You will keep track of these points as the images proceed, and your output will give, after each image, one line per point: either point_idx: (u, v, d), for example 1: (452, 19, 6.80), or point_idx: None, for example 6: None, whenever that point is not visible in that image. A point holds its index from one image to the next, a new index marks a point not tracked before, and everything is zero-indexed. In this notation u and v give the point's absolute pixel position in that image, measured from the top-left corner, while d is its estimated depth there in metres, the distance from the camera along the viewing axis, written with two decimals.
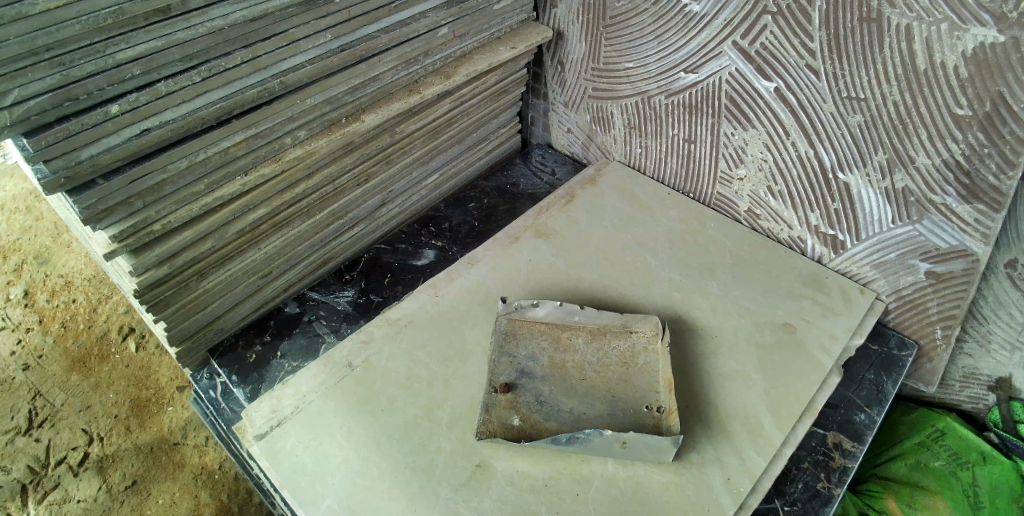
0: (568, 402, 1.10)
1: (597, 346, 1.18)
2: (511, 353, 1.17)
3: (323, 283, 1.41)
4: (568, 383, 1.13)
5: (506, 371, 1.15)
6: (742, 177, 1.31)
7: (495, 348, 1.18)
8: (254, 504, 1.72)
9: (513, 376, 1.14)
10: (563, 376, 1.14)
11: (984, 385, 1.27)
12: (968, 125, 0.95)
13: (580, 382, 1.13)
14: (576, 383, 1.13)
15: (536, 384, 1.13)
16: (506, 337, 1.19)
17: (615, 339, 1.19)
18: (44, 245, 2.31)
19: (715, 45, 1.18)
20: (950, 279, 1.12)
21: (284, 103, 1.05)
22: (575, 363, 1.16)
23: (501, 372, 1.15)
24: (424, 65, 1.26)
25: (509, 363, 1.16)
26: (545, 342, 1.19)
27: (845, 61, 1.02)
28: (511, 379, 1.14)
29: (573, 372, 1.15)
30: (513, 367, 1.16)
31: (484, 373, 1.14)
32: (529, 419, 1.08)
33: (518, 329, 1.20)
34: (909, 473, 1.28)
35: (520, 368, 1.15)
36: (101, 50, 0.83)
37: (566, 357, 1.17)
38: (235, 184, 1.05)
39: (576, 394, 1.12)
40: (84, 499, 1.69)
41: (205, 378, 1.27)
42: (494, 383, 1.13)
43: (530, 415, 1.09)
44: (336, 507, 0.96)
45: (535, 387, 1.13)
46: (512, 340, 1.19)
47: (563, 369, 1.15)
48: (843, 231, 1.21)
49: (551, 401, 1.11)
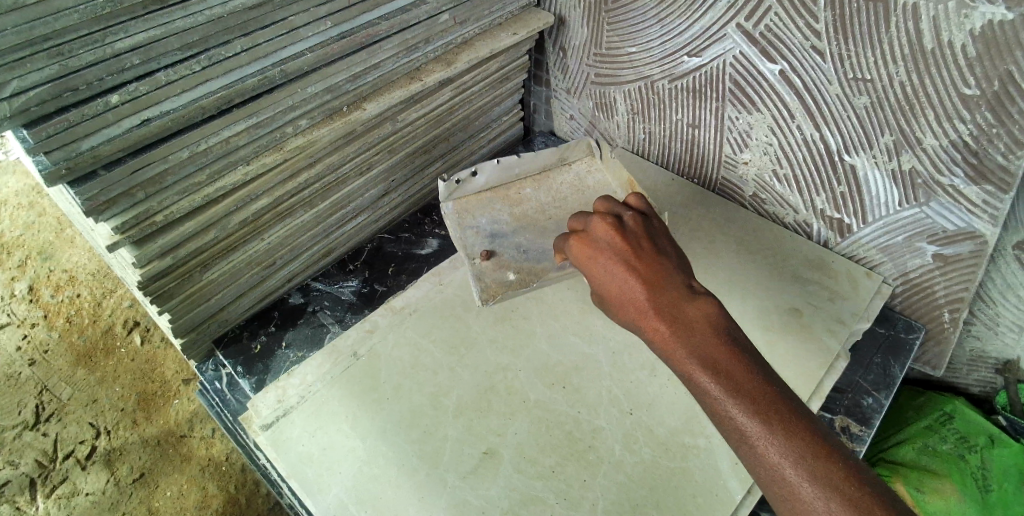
0: (545, 240, 1.21)
1: (546, 189, 1.28)
2: (473, 225, 1.22)
3: (327, 273, 1.41)
4: (537, 227, 1.23)
5: (476, 242, 1.20)
6: (747, 161, 1.30)
7: (457, 228, 1.21)
8: (262, 494, 1.73)
9: (485, 244, 1.20)
10: (528, 224, 1.23)
11: (991, 368, 1.27)
12: (976, 105, 0.93)
13: (548, 222, 1.24)
14: (545, 224, 1.23)
15: (511, 239, 1.21)
16: (460, 216, 1.23)
17: (560, 176, 1.30)
18: (47, 241, 2.31)
19: (718, 28, 1.17)
20: (957, 262, 1.11)
21: (284, 93, 1.04)
22: (534, 209, 1.25)
23: (473, 244, 1.20)
24: (424, 52, 1.24)
25: (476, 235, 1.21)
26: (498, 205, 1.25)
27: (851, 42, 1.01)
28: (486, 246, 1.20)
29: (540, 217, 1.24)
30: (480, 237, 1.21)
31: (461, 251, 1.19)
32: (523, 270, 1.18)
33: (467, 205, 1.24)
34: (917, 457, 1.26)
35: (488, 235, 1.21)
36: (100, 39, 0.83)
37: (524, 208, 1.25)
38: (236, 174, 1.05)
39: (551, 232, 1.22)
40: (93, 492, 1.71)
41: (211, 370, 1.28)
42: (474, 254, 1.19)
43: (521, 266, 1.18)
44: (343, 496, 0.97)
45: (512, 241, 1.21)
46: (467, 216, 1.23)
47: (527, 219, 1.24)
48: (850, 214, 1.20)
49: (531, 248, 1.20)
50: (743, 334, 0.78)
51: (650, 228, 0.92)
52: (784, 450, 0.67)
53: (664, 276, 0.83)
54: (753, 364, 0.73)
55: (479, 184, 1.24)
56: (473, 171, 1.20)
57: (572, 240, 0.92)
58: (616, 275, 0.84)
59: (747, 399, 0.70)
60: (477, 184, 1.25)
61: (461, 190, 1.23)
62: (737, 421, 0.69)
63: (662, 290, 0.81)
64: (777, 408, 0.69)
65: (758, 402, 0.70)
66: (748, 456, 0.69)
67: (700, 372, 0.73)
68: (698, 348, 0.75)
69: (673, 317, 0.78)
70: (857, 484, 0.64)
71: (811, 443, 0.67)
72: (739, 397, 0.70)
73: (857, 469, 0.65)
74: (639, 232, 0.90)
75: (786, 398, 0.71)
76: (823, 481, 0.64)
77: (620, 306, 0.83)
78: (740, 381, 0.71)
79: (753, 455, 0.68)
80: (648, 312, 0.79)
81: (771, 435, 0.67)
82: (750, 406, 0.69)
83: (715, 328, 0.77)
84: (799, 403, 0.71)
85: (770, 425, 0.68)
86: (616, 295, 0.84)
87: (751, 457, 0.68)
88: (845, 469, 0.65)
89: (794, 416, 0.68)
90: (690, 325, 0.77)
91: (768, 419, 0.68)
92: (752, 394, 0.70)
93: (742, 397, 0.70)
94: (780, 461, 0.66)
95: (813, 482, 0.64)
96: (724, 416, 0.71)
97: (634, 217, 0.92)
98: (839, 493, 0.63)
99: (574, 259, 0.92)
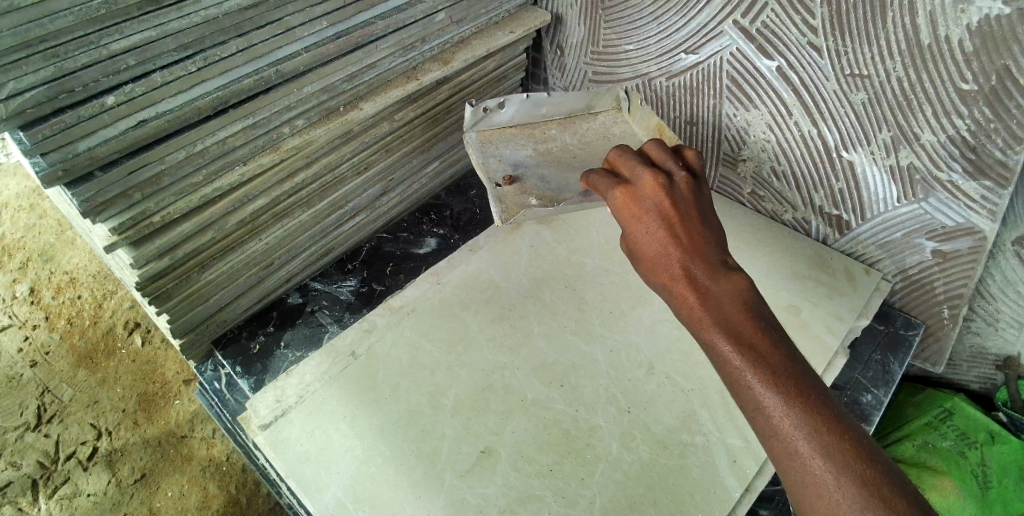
0: (568, 174, 1.24)
1: (572, 132, 1.31)
2: (495, 154, 1.27)
3: (325, 273, 1.42)
4: (560, 163, 1.26)
5: (498, 168, 1.25)
6: (746, 158, 1.30)
7: (480, 154, 1.27)
8: (263, 494, 1.75)
9: (508, 170, 1.25)
10: (552, 158, 1.27)
11: (991, 364, 1.27)
12: (973, 100, 0.93)
13: (573, 160, 1.26)
14: (569, 161, 1.26)
15: (535, 170, 1.25)
16: (483, 145, 1.28)
17: (585, 123, 1.33)
18: (48, 243, 2.29)
19: (715, 25, 1.16)
20: (956, 258, 1.11)
21: (280, 93, 1.04)
22: (558, 147, 1.29)
23: (495, 170, 1.24)
24: (421, 52, 1.23)
25: (499, 162, 1.26)
26: (522, 140, 1.30)
27: (848, 37, 1.01)
28: (509, 173, 1.24)
29: (563, 155, 1.27)
30: (503, 164, 1.26)
31: (484, 176, 1.23)
32: (546, 197, 1.20)
33: (490, 136, 1.30)
34: (915, 454, 1.26)
35: (511, 163, 1.26)
36: (95, 41, 0.83)
37: (549, 145, 1.29)
38: (233, 174, 1.04)
39: (575, 169, 1.25)
40: (94, 493, 1.72)
41: (209, 370, 1.28)
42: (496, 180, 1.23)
43: (544, 194, 1.20)
44: (340, 496, 0.97)
45: (535, 172, 1.25)
46: (490, 145, 1.29)
47: (551, 154, 1.28)
48: (848, 211, 1.20)
49: (555, 179, 1.23)
50: (771, 312, 0.78)
51: (698, 190, 0.90)
52: (798, 422, 0.68)
53: (702, 244, 0.82)
54: (778, 340, 0.74)
55: (506, 119, 1.31)
56: (500, 102, 1.27)
57: (617, 189, 0.90)
58: (656, 237, 0.83)
59: (768, 370, 0.71)
60: (504, 119, 1.31)
61: (486, 121, 1.29)
62: (756, 391, 0.70)
63: (698, 258, 0.81)
64: (797, 384, 0.70)
65: (778, 376, 0.71)
66: (762, 425, 0.70)
67: (723, 341, 0.74)
68: (726, 318, 0.75)
69: (705, 287, 0.78)
70: (865, 462, 0.65)
71: (826, 418, 0.68)
72: (761, 369, 0.71)
73: (868, 449, 0.66)
74: (685, 193, 0.88)
75: (807, 375, 0.71)
76: (833, 456, 0.65)
77: (654, 268, 0.83)
78: (764, 353, 0.72)
79: (767, 425, 0.69)
80: (680, 278, 0.79)
81: (788, 406, 0.68)
82: (770, 377, 0.70)
83: (745, 303, 0.77)
84: (819, 381, 0.72)
85: (787, 397, 0.69)
86: (652, 257, 0.83)
87: (765, 426, 0.69)
88: (857, 447, 0.66)
89: (812, 392, 0.69)
90: (720, 296, 0.77)
91: (786, 392, 0.69)
92: (774, 368, 0.71)
93: (764, 369, 0.71)
94: (794, 432, 0.67)
95: (824, 455, 0.65)
96: (742, 384, 0.72)
97: (684, 176, 0.89)
98: (847, 468, 0.64)
99: (614, 209, 0.90)
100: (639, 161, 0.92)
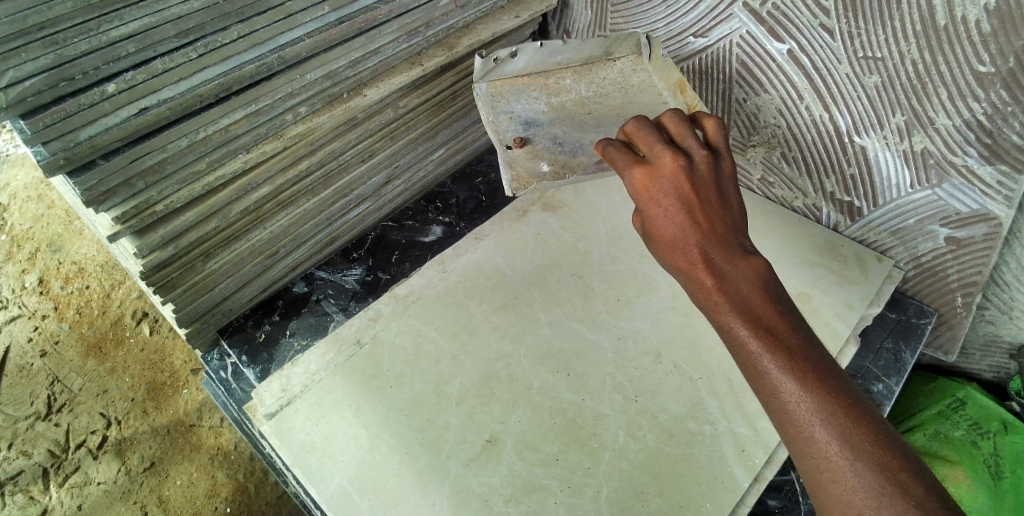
0: (581, 133, 1.19)
1: (588, 83, 1.24)
2: (507, 110, 1.22)
3: (331, 261, 1.42)
4: (575, 120, 1.20)
5: (509, 128, 1.21)
6: (755, 144, 1.27)
7: (490, 111, 1.22)
8: (270, 483, 1.78)
9: (520, 131, 1.20)
10: (567, 114, 1.21)
11: (1005, 353, 1.24)
12: (990, 83, 0.90)
13: (587, 116, 1.20)
14: (584, 117, 1.20)
15: (546, 129, 1.21)
16: (493, 99, 1.23)
17: (603, 71, 1.25)
18: (56, 233, 2.28)
19: (725, 7, 1.14)
20: (970, 245, 1.08)
21: (284, 79, 1.02)
22: (574, 101, 1.22)
23: (506, 130, 1.21)
24: (426, 37, 1.20)
25: (510, 120, 1.21)
26: (535, 92, 1.24)
27: (862, 19, 0.98)
28: (520, 133, 1.20)
29: (578, 110, 1.21)
30: (514, 123, 1.21)
31: (495, 137, 1.20)
32: (558, 162, 1.19)
33: (501, 89, 1.24)
34: (927, 443, 1.24)
35: (523, 121, 1.21)
36: (94, 27, 0.84)
37: (563, 98, 1.23)
38: (236, 162, 1.03)
39: (589, 126, 1.19)
40: (104, 481, 1.75)
41: (215, 359, 1.29)
42: (507, 141, 1.20)
43: (556, 158, 1.19)
44: (345, 485, 0.98)
45: (547, 132, 1.20)
46: (501, 99, 1.23)
47: (564, 110, 1.21)
48: (860, 197, 1.18)
49: (568, 140, 1.19)
50: (788, 297, 0.77)
51: (719, 167, 0.85)
52: (816, 408, 0.66)
53: (720, 227, 0.80)
54: (795, 325, 0.73)
55: (518, 67, 1.23)
56: (513, 51, 1.19)
57: (634, 167, 0.84)
58: (675, 222, 0.80)
59: (786, 356, 0.70)
60: (516, 68, 1.24)
61: (498, 71, 1.22)
62: (774, 375, 0.69)
63: (716, 242, 0.79)
64: (815, 369, 0.69)
65: (797, 362, 0.69)
66: (778, 410, 0.69)
67: (739, 325, 0.73)
68: (744, 305, 0.74)
69: (722, 271, 0.77)
70: (884, 448, 0.63)
71: (846, 404, 0.66)
72: (778, 353, 0.70)
73: (885, 434, 0.65)
74: (705, 172, 0.83)
75: (824, 359, 0.70)
76: (851, 442, 0.64)
77: (673, 250, 0.80)
78: (781, 339, 0.71)
79: (783, 410, 0.68)
80: (698, 263, 0.78)
81: (806, 393, 0.67)
82: (787, 363, 0.69)
83: (763, 287, 0.76)
84: (838, 367, 0.70)
85: (805, 384, 0.68)
86: (670, 239, 0.81)
87: (781, 411, 0.68)
88: (875, 433, 0.64)
89: (830, 377, 0.68)
90: (737, 282, 0.76)
91: (804, 378, 0.68)
92: (792, 353, 0.70)
93: (781, 353, 0.70)
94: (811, 417, 0.66)
95: (841, 441, 0.64)
96: (758, 369, 0.70)
97: (705, 154, 0.83)
98: (864, 454, 0.63)
99: (630, 188, 0.85)
100: (658, 135, 0.86)
